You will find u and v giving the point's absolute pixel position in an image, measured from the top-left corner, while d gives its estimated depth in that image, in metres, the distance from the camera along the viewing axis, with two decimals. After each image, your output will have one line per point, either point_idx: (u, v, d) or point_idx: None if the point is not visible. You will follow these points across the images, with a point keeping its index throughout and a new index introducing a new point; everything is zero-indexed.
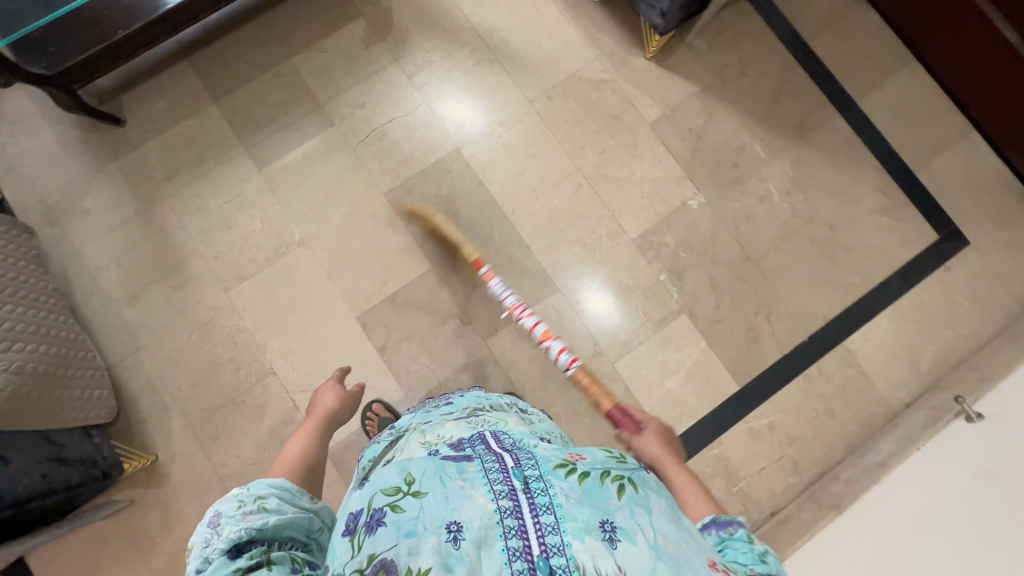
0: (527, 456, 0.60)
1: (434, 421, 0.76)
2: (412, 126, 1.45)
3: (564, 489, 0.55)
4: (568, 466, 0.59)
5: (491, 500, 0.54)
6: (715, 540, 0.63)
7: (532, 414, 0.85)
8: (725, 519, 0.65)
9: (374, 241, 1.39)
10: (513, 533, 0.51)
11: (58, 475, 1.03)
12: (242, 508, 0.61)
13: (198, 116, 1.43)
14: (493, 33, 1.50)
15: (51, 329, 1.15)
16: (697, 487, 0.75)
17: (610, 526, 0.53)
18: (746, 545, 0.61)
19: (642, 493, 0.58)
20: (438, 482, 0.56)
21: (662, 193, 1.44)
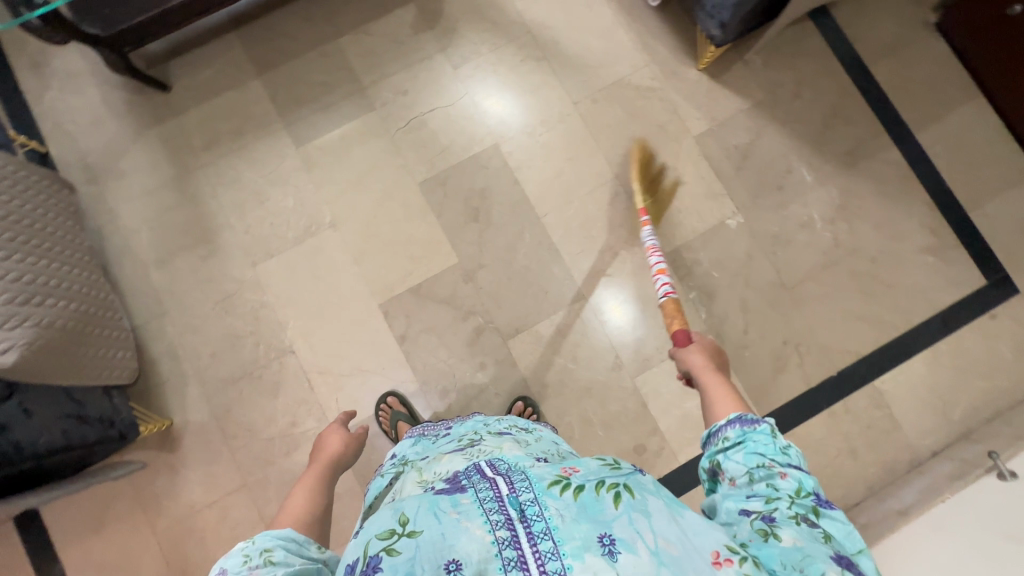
0: (520, 479, 0.58)
1: (430, 457, 0.82)
2: (453, 118, 1.43)
3: (560, 508, 0.54)
4: (563, 482, 0.57)
5: (489, 530, 0.53)
6: (737, 433, 0.64)
7: (528, 436, 0.87)
8: (752, 418, 0.65)
9: (403, 229, 1.38)
10: (513, 565, 0.50)
11: (77, 432, 1.03)
12: (249, 562, 0.61)
13: (242, 88, 1.43)
14: (543, 30, 1.47)
15: (82, 287, 1.16)
16: (732, 394, 0.73)
17: (609, 540, 0.51)
18: (769, 439, 0.62)
19: (639, 497, 0.55)
20: (432, 518, 0.54)
21: (700, 209, 1.41)
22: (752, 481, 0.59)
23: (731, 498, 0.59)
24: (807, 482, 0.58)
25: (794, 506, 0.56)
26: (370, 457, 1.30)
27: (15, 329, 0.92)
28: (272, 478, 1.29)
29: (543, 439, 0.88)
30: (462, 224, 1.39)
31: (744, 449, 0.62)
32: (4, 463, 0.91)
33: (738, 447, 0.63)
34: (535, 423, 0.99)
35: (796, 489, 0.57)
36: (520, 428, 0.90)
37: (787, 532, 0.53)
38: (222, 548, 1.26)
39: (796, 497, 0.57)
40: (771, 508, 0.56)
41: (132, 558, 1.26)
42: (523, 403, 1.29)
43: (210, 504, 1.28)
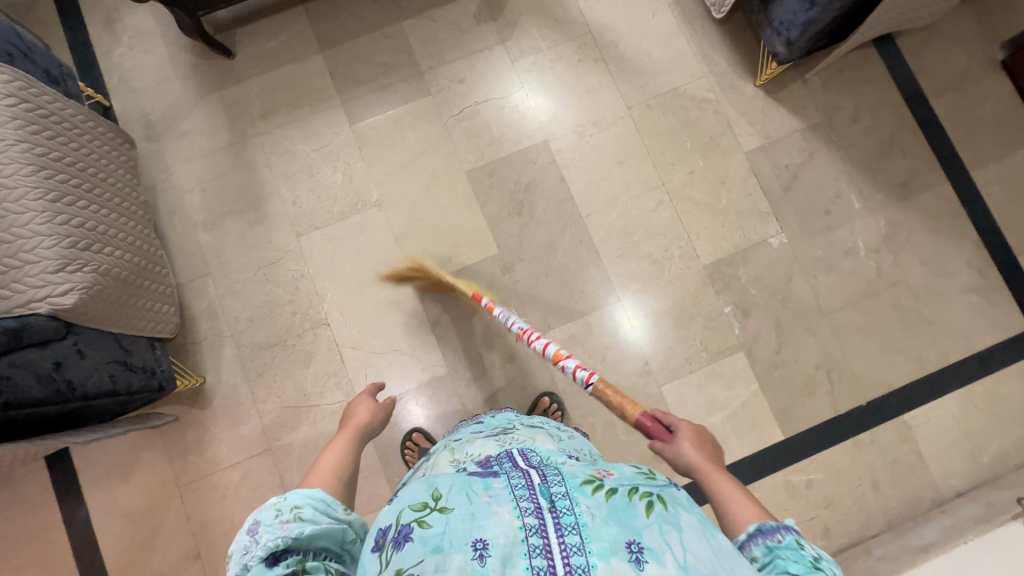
0: (554, 473, 0.60)
1: (463, 439, 0.84)
2: (506, 110, 1.44)
3: (590, 507, 0.55)
4: (596, 484, 0.58)
5: (517, 517, 0.54)
6: (763, 551, 0.59)
7: (561, 432, 0.88)
8: (772, 526, 0.60)
9: (447, 216, 1.40)
10: (538, 553, 0.51)
11: (123, 378, 1.04)
12: (280, 516, 0.64)
13: (304, 62, 1.46)
14: (604, 32, 1.47)
15: (136, 240, 1.19)
16: (742, 493, 0.67)
17: (637, 546, 0.52)
18: (796, 555, 0.57)
19: (672, 510, 0.57)
20: (464, 497, 0.57)
21: (744, 225, 1.40)
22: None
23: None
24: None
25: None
26: (394, 435, 1.32)
27: (74, 273, 0.95)
28: (296, 446, 1.31)
29: (576, 437, 0.88)
30: (506, 216, 1.40)
31: (774, 570, 0.57)
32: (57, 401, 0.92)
33: (768, 567, 0.58)
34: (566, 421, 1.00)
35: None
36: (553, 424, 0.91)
37: None
38: (242, 508, 1.29)
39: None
40: None
41: (156, 507, 1.29)
42: (548, 399, 1.30)
43: (235, 464, 1.31)
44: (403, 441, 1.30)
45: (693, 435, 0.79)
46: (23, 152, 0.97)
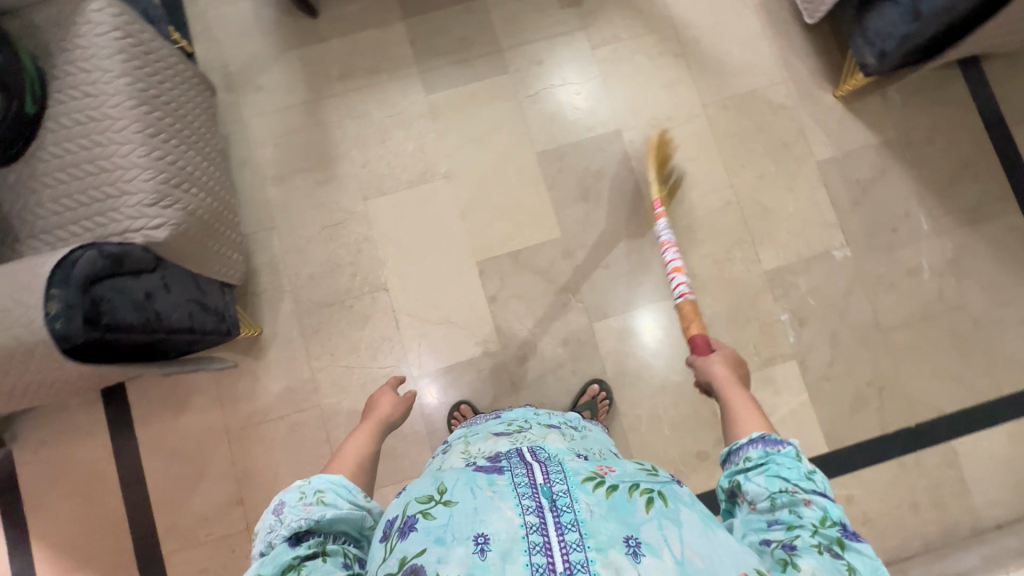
0: (556, 469, 0.60)
1: (478, 435, 0.86)
2: (581, 96, 1.44)
3: (590, 504, 0.56)
4: (597, 480, 0.59)
5: (518, 514, 0.55)
6: (759, 454, 0.66)
7: (574, 432, 0.89)
8: (774, 438, 0.67)
9: (514, 194, 1.40)
10: (538, 550, 0.52)
11: (200, 318, 1.06)
12: (304, 499, 0.67)
13: (386, 28, 1.46)
14: (687, 28, 1.46)
15: (213, 185, 1.20)
16: (752, 405, 0.76)
17: (634, 542, 0.53)
18: (792, 463, 0.64)
19: (672, 507, 0.58)
20: (468, 491, 0.58)
21: (809, 235, 1.39)
22: (773, 507, 0.61)
23: (751, 525, 0.62)
24: (833, 511, 0.60)
25: (818, 535, 0.58)
26: (441, 404, 1.34)
27: (166, 209, 0.96)
28: (345, 404, 1.33)
29: (589, 437, 0.89)
30: (571, 201, 1.40)
31: (766, 472, 0.64)
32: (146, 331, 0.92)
33: (761, 468, 0.65)
34: (587, 421, 0.99)
35: (821, 517, 0.60)
36: (570, 425, 0.92)
37: (808, 562, 0.55)
38: (288, 459, 1.31)
39: (822, 526, 0.59)
40: (793, 536, 0.58)
41: (203, 450, 1.32)
42: (598, 386, 1.31)
43: (284, 415, 1.33)
44: (450, 412, 1.31)
45: (728, 355, 0.91)
46: (127, 86, 0.97)
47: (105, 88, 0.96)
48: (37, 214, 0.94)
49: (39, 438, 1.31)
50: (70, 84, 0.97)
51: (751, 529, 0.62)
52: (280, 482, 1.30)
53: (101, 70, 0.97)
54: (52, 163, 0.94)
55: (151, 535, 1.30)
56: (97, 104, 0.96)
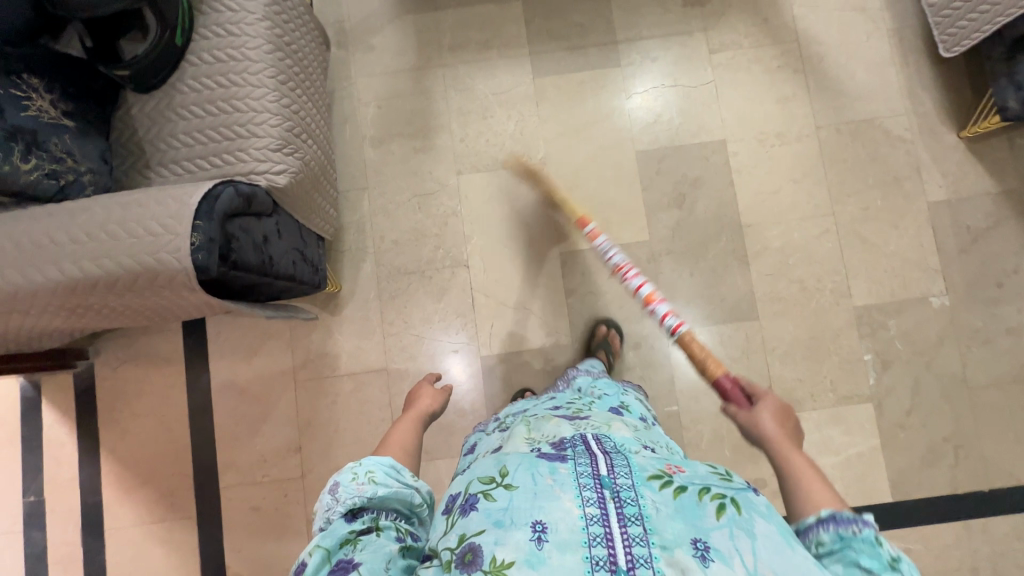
0: (622, 464, 0.61)
1: (540, 416, 0.82)
2: (691, 100, 1.40)
3: (656, 501, 0.57)
4: (665, 479, 0.60)
5: (578, 505, 0.56)
6: (832, 539, 0.57)
7: (636, 421, 0.85)
8: (848, 517, 0.57)
9: (607, 190, 1.38)
10: (598, 542, 0.54)
11: (300, 270, 1.06)
12: (355, 479, 0.66)
13: (502, 4, 1.43)
14: (812, 44, 1.41)
15: (325, 137, 1.20)
16: (818, 478, 0.64)
17: (702, 546, 0.54)
18: (873, 552, 0.54)
19: (746, 515, 0.57)
20: (529, 478, 0.59)
21: (907, 277, 1.33)
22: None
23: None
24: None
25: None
26: (505, 388, 1.34)
27: (288, 156, 0.98)
28: (412, 372, 1.35)
29: (652, 429, 0.85)
30: (664, 206, 1.37)
31: (843, 560, 0.56)
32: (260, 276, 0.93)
33: (836, 555, 0.56)
34: (625, 390, 0.99)
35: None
36: (626, 408, 0.90)
37: None
38: (349, 417, 1.34)
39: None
40: None
41: (270, 394, 1.35)
42: (606, 326, 1.33)
43: (351, 374, 1.35)
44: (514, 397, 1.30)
45: (776, 408, 0.76)
46: (266, 30, 0.98)
47: (246, 29, 0.97)
48: (167, 145, 0.96)
49: (120, 357, 1.36)
50: (214, 21, 0.97)
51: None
52: (339, 437, 1.33)
53: (246, 11, 0.98)
54: (190, 97, 0.96)
55: (210, 466, 1.34)
56: (238, 44, 0.97)
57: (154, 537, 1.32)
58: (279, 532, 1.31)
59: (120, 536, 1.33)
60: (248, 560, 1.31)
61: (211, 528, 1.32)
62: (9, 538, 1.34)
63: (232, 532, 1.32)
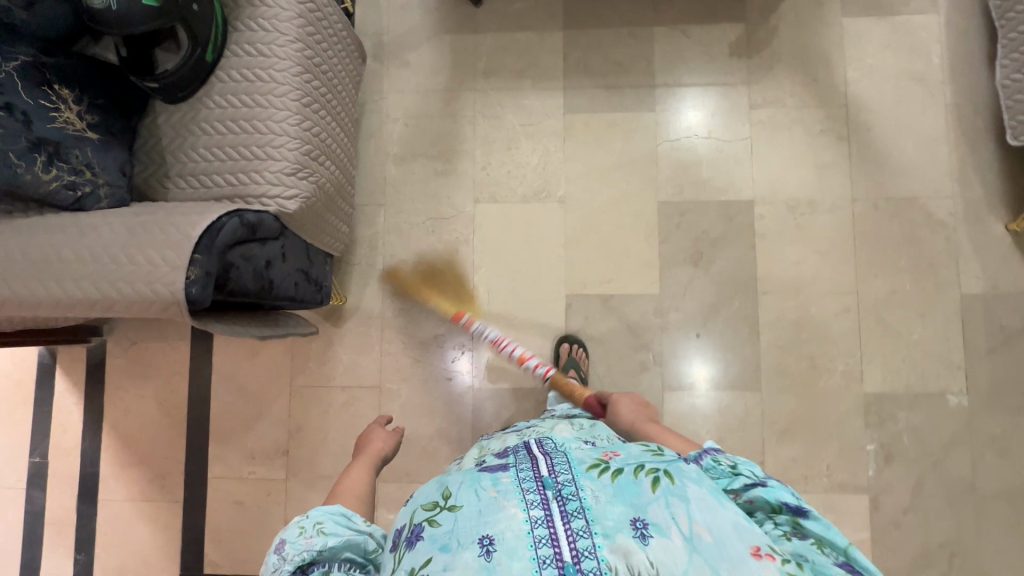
0: (560, 459, 0.60)
1: (495, 438, 0.87)
2: (723, 154, 1.35)
3: (595, 489, 0.56)
4: (602, 465, 0.59)
5: (523, 510, 0.54)
6: None
7: (582, 422, 0.90)
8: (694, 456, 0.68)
9: (624, 238, 1.35)
10: (544, 542, 0.52)
11: (303, 289, 1.07)
12: (304, 532, 0.66)
13: (543, 33, 1.41)
14: (861, 111, 1.33)
15: (347, 155, 1.21)
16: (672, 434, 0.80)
17: (641, 524, 0.53)
18: (716, 472, 0.64)
19: (679, 483, 0.56)
20: (472, 494, 0.56)
21: (927, 370, 1.26)
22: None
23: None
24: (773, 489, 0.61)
25: (779, 525, 0.61)
26: (493, 422, 1.34)
27: (301, 180, 0.98)
28: (403, 394, 1.36)
29: (598, 426, 0.88)
30: (680, 261, 1.33)
31: None
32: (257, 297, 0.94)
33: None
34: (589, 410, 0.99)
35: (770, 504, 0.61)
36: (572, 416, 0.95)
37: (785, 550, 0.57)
38: (338, 428, 1.36)
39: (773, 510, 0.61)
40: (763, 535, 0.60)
41: (265, 394, 1.38)
42: (569, 343, 1.32)
43: (345, 386, 1.37)
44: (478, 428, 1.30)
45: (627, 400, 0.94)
46: (296, 52, 0.98)
47: (275, 50, 0.97)
48: (187, 157, 0.97)
49: (131, 338, 1.42)
50: (246, 39, 0.97)
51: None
52: (326, 446, 1.36)
53: (277, 32, 0.97)
54: (215, 113, 0.97)
55: (201, 455, 1.39)
56: (266, 65, 0.97)
57: (143, 515, 1.38)
58: (258, 528, 1.35)
59: (112, 508, 1.39)
60: (227, 551, 1.35)
61: (195, 514, 1.38)
62: (12, 493, 1.42)
63: (214, 521, 1.37)
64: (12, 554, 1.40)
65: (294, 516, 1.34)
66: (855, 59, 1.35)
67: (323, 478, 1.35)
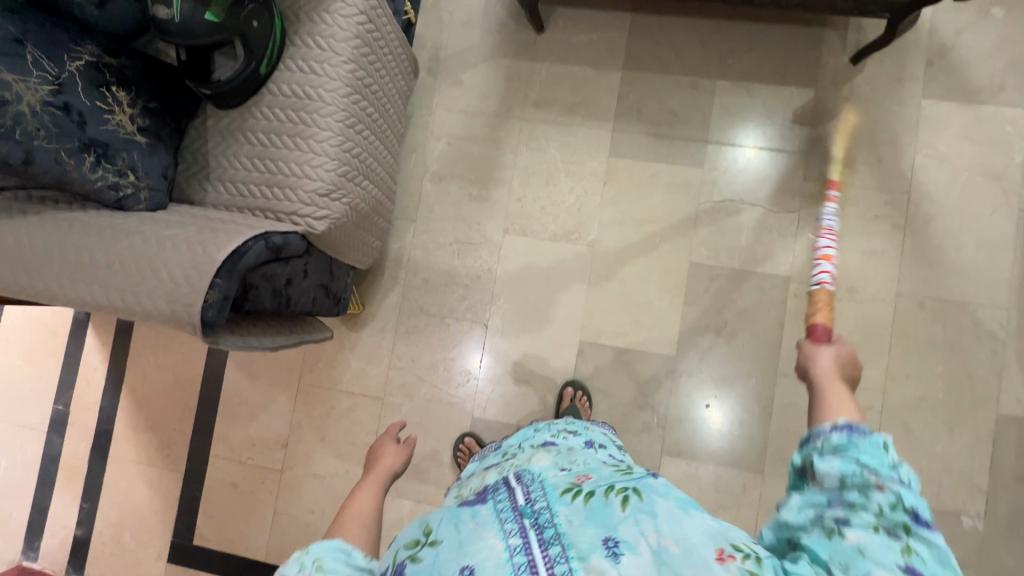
0: (536, 487, 0.59)
1: (475, 475, 0.78)
2: (767, 224, 1.29)
3: (569, 513, 0.54)
4: (574, 490, 0.58)
5: (501, 539, 0.52)
6: (840, 440, 0.51)
7: (562, 447, 0.80)
8: (865, 430, 0.51)
9: (648, 293, 1.32)
10: (522, 570, 0.49)
11: (321, 305, 1.09)
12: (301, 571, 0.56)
13: (601, 71, 1.37)
14: (924, 202, 1.25)
15: (386, 171, 1.20)
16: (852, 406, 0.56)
17: (613, 542, 0.50)
18: (877, 453, 0.49)
19: (648, 499, 0.54)
20: (451, 527, 0.54)
21: (944, 486, 1.20)
22: (840, 488, 0.49)
23: (805, 505, 0.51)
24: (913, 501, 0.47)
25: (882, 520, 0.46)
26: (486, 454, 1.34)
27: (334, 201, 0.99)
28: (404, 410, 1.37)
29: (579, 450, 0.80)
30: (702, 327, 1.30)
31: (843, 456, 0.50)
32: (274, 313, 0.98)
33: (838, 453, 0.51)
34: (587, 422, 0.96)
35: (894, 507, 0.47)
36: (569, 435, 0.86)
37: (856, 533, 0.46)
38: (336, 432, 1.39)
39: (889, 512, 0.47)
40: (852, 514, 0.47)
41: (274, 386, 1.42)
42: (573, 389, 1.30)
43: (350, 392, 1.40)
44: (455, 443, 1.33)
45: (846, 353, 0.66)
46: (348, 73, 0.98)
47: (328, 69, 0.97)
48: (229, 163, 0.99)
49: None
50: (301, 55, 0.98)
51: (805, 507, 0.51)
52: (323, 446, 1.39)
53: (332, 52, 0.97)
54: (261, 125, 0.98)
55: (207, 432, 1.44)
56: (316, 84, 0.97)
57: (145, 478, 1.45)
58: (248, 511, 1.41)
59: (119, 466, 1.46)
60: (216, 527, 1.41)
61: (193, 486, 1.44)
62: (34, 434, 1.51)
63: (209, 497, 1.43)
64: (26, 490, 1.50)
65: (282, 507, 1.39)
66: (927, 146, 1.26)
67: (315, 477, 1.38)
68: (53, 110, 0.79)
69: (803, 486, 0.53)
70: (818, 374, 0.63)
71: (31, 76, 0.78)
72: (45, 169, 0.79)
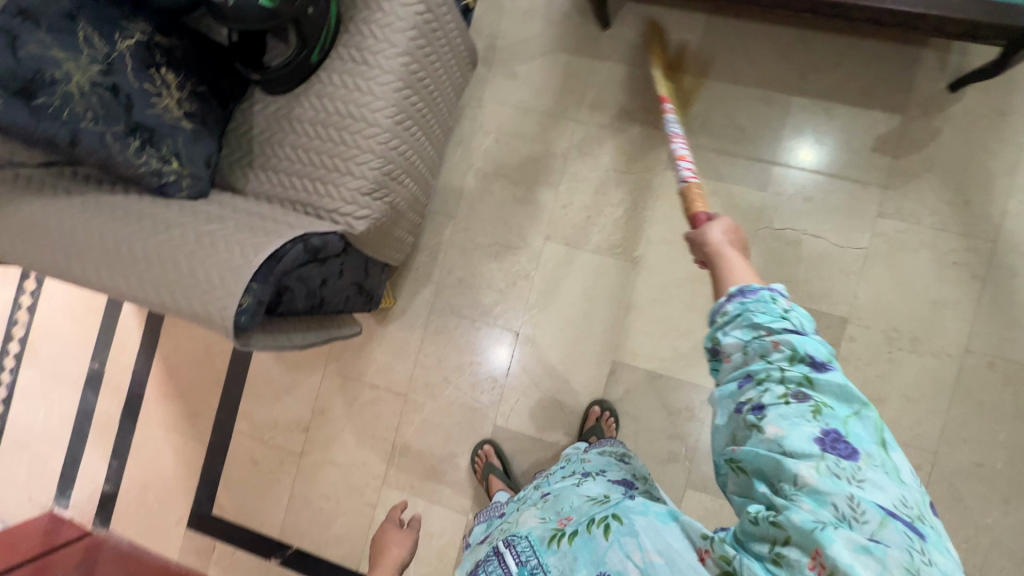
0: (522, 546, 0.68)
1: (475, 543, 0.84)
2: (830, 258, 1.20)
3: (557, 561, 0.63)
4: (557, 535, 0.66)
5: None
6: (735, 307, 0.57)
7: (557, 489, 0.82)
8: (753, 288, 0.57)
9: (690, 319, 1.25)
10: None
11: (354, 301, 1.08)
12: None
13: (667, 75, 1.27)
14: (1011, 253, 1.14)
15: (429, 165, 1.15)
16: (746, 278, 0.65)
17: None
18: (766, 306, 0.55)
19: (625, 521, 0.62)
20: None
21: (991, 561, 1.11)
22: (746, 356, 0.55)
23: (724, 393, 0.56)
24: (804, 345, 0.53)
25: (786, 383, 0.52)
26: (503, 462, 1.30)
27: (375, 201, 0.95)
28: (426, 409, 1.36)
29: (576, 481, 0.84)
30: None
31: (742, 323, 0.56)
32: (308, 313, 0.97)
33: (738, 321, 0.57)
34: (583, 453, 0.95)
35: (790, 358, 0.53)
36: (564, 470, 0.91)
37: (772, 421, 0.50)
38: (358, 422, 1.39)
39: (788, 365, 0.52)
40: (762, 393, 0.52)
41: (300, 369, 1.42)
42: (600, 408, 1.26)
43: (374, 384, 1.39)
44: (474, 449, 1.31)
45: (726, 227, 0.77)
46: (402, 67, 0.92)
47: (381, 61, 0.92)
48: (273, 152, 0.96)
49: None
50: (355, 44, 0.92)
51: (725, 396, 0.56)
52: (343, 435, 1.39)
53: (387, 42, 0.91)
54: (308, 115, 0.94)
55: (232, 406, 1.46)
56: (369, 75, 0.92)
57: (171, 444, 1.49)
58: (266, 489, 1.43)
59: (147, 430, 1.50)
60: (235, 500, 1.44)
61: (215, 457, 1.47)
62: (72, 388, 1.56)
63: (230, 470, 1.45)
64: (60, 441, 1.56)
65: (299, 489, 1.41)
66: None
67: (333, 464, 1.39)
68: (101, 91, 0.78)
69: (722, 372, 0.58)
70: (710, 247, 0.74)
71: (82, 55, 0.76)
72: (91, 151, 0.78)
